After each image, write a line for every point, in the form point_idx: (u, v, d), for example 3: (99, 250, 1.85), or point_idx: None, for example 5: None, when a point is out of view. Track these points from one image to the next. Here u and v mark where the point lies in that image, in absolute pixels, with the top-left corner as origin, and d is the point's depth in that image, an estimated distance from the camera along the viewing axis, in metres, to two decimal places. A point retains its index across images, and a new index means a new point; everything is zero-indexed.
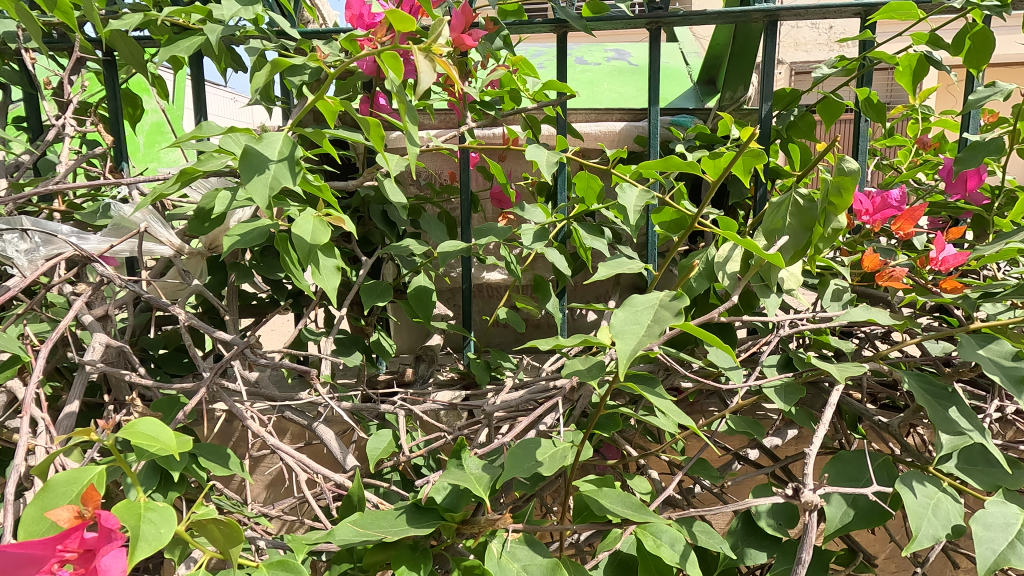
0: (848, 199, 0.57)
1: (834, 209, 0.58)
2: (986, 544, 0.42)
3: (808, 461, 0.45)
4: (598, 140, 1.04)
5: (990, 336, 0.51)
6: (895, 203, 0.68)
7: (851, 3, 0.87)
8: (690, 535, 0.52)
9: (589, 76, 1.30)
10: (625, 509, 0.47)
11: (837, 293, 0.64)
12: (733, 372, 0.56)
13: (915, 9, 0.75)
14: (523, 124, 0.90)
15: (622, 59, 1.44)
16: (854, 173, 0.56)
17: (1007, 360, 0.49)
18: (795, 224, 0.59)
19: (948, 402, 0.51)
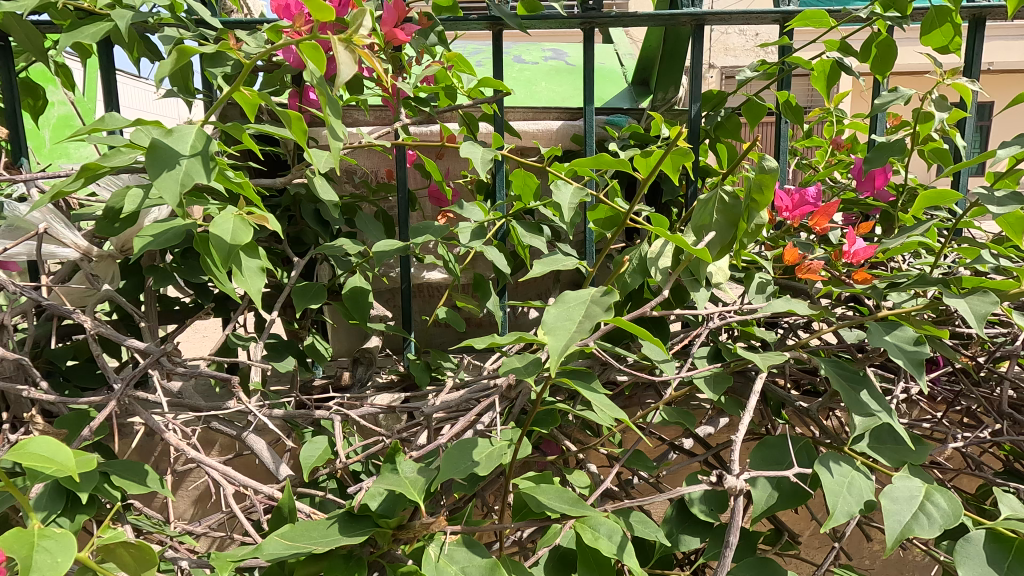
0: (769, 196, 0.59)
1: (756, 205, 0.60)
2: (894, 516, 0.45)
3: (735, 448, 0.47)
4: (534, 138, 1.05)
5: (896, 323, 0.54)
6: (811, 200, 0.71)
7: (771, 10, 0.91)
8: (627, 526, 0.53)
9: (527, 75, 1.31)
10: (564, 505, 0.47)
11: (761, 286, 0.67)
12: (665, 365, 0.58)
13: (826, 17, 0.80)
14: (460, 122, 0.88)
15: (559, 59, 1.46)
16: (774, 171, 0.58)
17: (910, 345, 0.53)
18: (721, 221, 0.61)
19: (860, 386, 0.54)
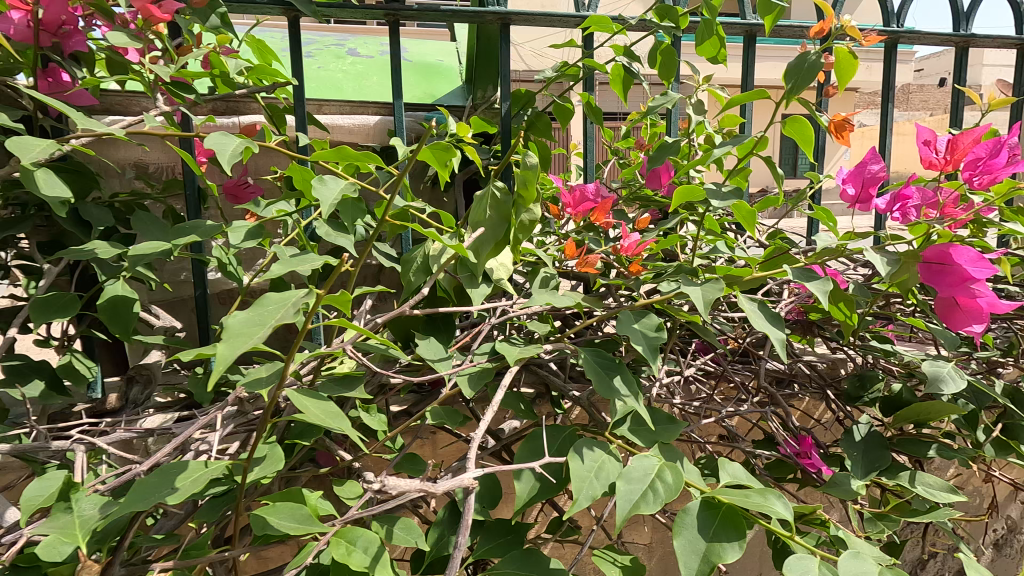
0: (533, 191, 0.60)
1: (523, 201, 0.61)
2: (625, 496, 0.48)
3: (473, 444, 0.47)
4: (352, 133, 1.01)
5: (644, 312, 0.58)
6: (593, 197, 0.74)
7: (571, 14, 0.95)
8: (389, 535, 0.52)
9: (358, 69, 1.28)
10: (293, 524, 0.44)
11: (545, 280, 0.69)
12: (439, 364, 0.59)
13: (610, 23, 0.84)
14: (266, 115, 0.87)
15: (397, 53, 1.43)
16: (536, 167, 0.59)
17: (652, 331, 0.56)
18: (494, 217, 0.61)
19: (615, 373, 0.57)
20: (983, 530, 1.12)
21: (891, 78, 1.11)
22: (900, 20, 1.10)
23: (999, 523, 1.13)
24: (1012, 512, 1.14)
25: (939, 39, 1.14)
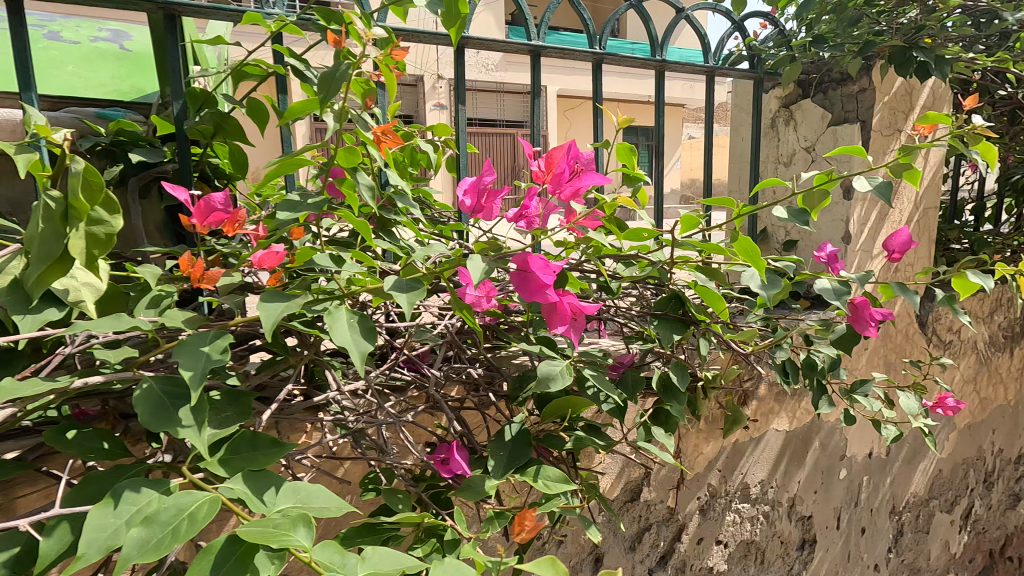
0: (92, 197, 0.52)
1: (84, 208, 0.52)
2: (135, 543, 0.43)
3: None
4: None
5: (216, 333, 0.54)
6: (225, 206, 0.67)
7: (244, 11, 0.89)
8: None
9: (48, 54, 1.05)
10: None
11: (154, 300, 0.64)
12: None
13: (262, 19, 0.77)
14: None
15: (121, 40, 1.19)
16: (87, 169, 0.51)
17: (215, 353, 0.52)
18: (48, 230, 0.52)
19: (180, 402, 0.53)
20: (688, 499, 1.27)
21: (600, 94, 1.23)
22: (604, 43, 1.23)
23: (701, 491, 1.29)
24: (712, 480, 1.30)
25: (640, 62, 1.28)
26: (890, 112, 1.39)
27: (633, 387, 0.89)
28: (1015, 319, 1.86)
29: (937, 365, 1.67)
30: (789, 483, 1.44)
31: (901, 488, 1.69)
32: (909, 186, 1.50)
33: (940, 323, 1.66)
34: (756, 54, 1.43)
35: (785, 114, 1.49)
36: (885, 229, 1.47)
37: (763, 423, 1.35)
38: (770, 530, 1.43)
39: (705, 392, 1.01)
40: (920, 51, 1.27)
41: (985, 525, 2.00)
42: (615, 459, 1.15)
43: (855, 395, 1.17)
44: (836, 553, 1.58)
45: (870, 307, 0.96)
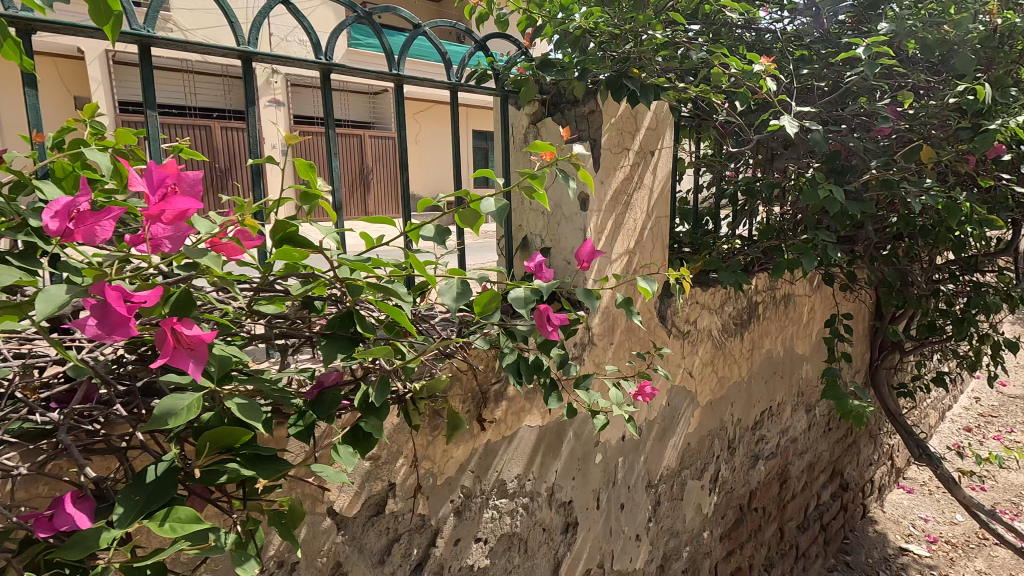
0: None
1: None
2: None
3: None
4: None
5: None
6: None
7: None
8: None
9: None
10: None
11: None
12: None
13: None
14: None
15: None
16: None
17: None
18: None
19: None
20: (439, 503, 1.30)
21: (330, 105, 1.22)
22: (331, 54, 1.21)
23: (455, 494, 1.33)
24: (465, 482, 1.35)
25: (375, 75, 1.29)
26: (617, 132, 1.55)
27: (330, 407, 0.87)
28: (742, 309, 2.20)
29: (677, 353, 1.91)
30: (546, 474, 1.55)
31: (654, 463, 1.91)
32: (641, 198, 1.68)
33: (678, 316, 1.90)
34: (500, 73, 1.53)
35: (534, 130, 1.58)
36: (621, 236, 1.63)
37: (515, 421, 1.43)
38: (530, 519, 1.53)
39: (415, 405, 1.01)
40: (629, 80, 1.44)
41: (731, 485, 2.35)
42: (352, 476, 1.13)
43: (579, 390, 1.29)
44: (597, 531, 1.73)
45: (551, 310, 1.01)
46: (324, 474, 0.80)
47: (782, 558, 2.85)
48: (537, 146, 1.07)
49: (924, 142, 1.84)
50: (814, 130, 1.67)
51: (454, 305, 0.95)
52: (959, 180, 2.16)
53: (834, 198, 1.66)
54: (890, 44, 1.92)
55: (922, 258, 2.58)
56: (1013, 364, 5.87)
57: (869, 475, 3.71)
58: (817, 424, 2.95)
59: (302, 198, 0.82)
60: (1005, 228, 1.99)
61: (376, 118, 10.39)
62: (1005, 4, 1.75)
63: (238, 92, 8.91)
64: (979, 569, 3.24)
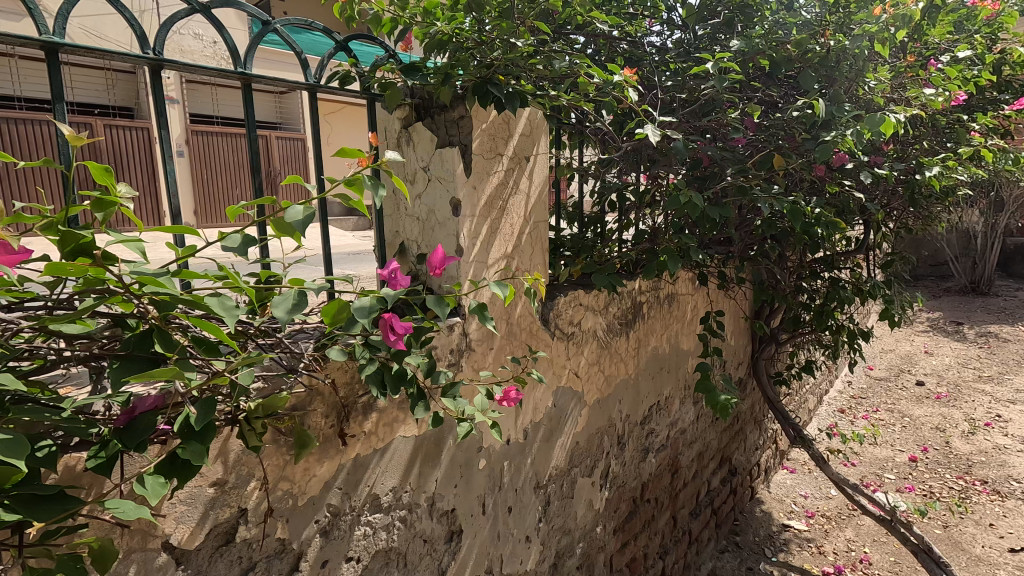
0: None
1: None
2: None
3: None
4: None
5: None
6: None
7: None
8: None
9: None
10: None
11: None
12: None
13: None
14: None
15: None
16: None
17: None
18: None
19: None
20: (301, 526, 1.21)
21: (163, 103, 1.13)
22: (161, 48, 1.13)
23: (320, 514, 1.25)
24: (332, 500, 1.27)
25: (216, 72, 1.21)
26: (489, 138, 1.54)
27: (141, 434, 0.80)
28: (627, 308, 2.25)
29: (560, 354, 1.92)
30: (426, 484, 1.50)
31: (542, 464, 1.93)
32: (517, 203, 1.69)
33: (561, 318, 1.91)
34: (365, 75, 1.49)
35: (406, 135, 1.57)
36: (497, 242, 1.63)
37: (388, 433, 1.38)
38: (410, 532, 1.47)
39: (251, 424, 1.00)
40: (494, 87, 1.46)
41: (623, 479, 2.43)
42: (191, 505, 1.03)
43: (446, 398, 1.31)
44: (485, 537, 1.71)
45: (394, 319, 1.07)
46: (117, 510, 0.72)
47: (675, 544, 2.99)
48: (345, 152, 0.96)
49: (776, 151, 2.02)
50: (676, 139, 1.79)
51: (285, 317, 0.90)
52: (811, 186, 2.38)
53: (696, 202, 1.78)
54: (744, 64, 2.12)
55: (787, 257, 2.82)
56: (876, 351, 6.57)
57: (755, 460, 4.00)
58: (705, 415, 3.13)
59: (94, 205, 0.80)
60: (848, 229, 2.21)
61: (282, 118, 9.88)
62: (839, 28, 1.96)
63: (122, 87, 8.18)
64: (848, 538, 3.57)
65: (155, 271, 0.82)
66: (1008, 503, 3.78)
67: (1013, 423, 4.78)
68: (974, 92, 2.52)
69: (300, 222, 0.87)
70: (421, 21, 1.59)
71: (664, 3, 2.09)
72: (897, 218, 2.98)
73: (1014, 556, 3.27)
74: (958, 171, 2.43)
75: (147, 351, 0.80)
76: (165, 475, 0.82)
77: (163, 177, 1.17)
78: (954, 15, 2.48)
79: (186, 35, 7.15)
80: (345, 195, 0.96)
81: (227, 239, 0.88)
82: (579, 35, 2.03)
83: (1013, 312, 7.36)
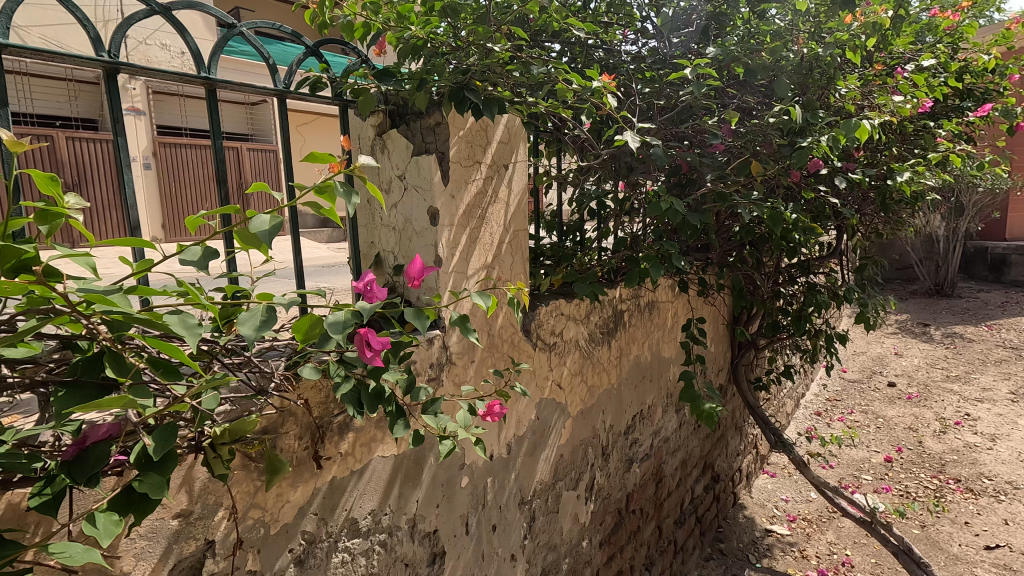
0: None
1: None
2: None
3: None
4: None
5: None
6: None
7: None
8: None
9: None
10: None
11: None
12: None
13: None
14: None
15: None
16: None
17: None
18: None
19: None
20: (273, 556, 1.14)
21: (119, 109, 1.06)
22: (117, 51, 1.06)
23: (294, 542, 1.18)
24: (307, 527, 1.20)
25: (178, 77, 1.15)
26: (466, 145, 1.51)
27: (90, 467, 0.73)
28: (608, 318, 2.22)
29: (543, 365, 1.88)
30: (406, 505, 1.43)
31: (526, 479, 1.88)
32: (495, 212, 1.65)
33: (543, 328, 1.87)
34: (337, 81, 1.44)
35: (380, 142, 1.52)
36: (477, 251, 1.58)
37: (365, 453, 1.31)
38: (390, 557, 1.40)
39: (216, 451, 0.93)
40: (471, 92, 1.42)
41: (607, 491, 2.39)
42: (152, 540, 0.95)
43: (426, 415, 1.26)
44: (468, 558, 1.65)
45: (370, 334, 1.02)
46: (61, 555, 0.65)
47: (661, 554, 2.97)
48: (315, 157, 0.91)
49: (754, 157, 2.04)
50: (655, 145, 1.78)
51: (253, 335, 0.83)
52: (786, 192, 2.40)
53: (677, 208, 1.77)
54: (719, 71, 2.14)
55: (765, 262, 2.84)
56: (849, 353, 6.70)
57: (737, 465, 4.01)
58: (687, 423, 3.12)
59: (37, 217, 0.73)
60: (824, 234, 2.23)
61: (253, 129, 9.71)
62: (810, 37, 1.98)
63: (85, 98, 7.93)
64: (830, 540, 3.58)
65: (106, 288, 0.75)
66: (982, 501, 3.85)
67: (981, 421, 4.90)
68: (940, 100, 2.59)
69: (267, 232, 0.81)
70: (394, 26, 1.55)
71: (638, 12, 2.10)
72: (868, 223, 3.04)
73: (990, 553, 3.33)
74: (927, 176, 2.48)
75: (97, 377, 0.74)
76: (120, 511, 0.75)
77: (120, 187, 1.10)
78: (918, 25, 2.55)
79: (153, 45, 7.01)
80: (315, 203, 0.90)
81: (186, 251, 0.81)
82: (555, 43, 2.03)
83: (975, 313, 7.59)
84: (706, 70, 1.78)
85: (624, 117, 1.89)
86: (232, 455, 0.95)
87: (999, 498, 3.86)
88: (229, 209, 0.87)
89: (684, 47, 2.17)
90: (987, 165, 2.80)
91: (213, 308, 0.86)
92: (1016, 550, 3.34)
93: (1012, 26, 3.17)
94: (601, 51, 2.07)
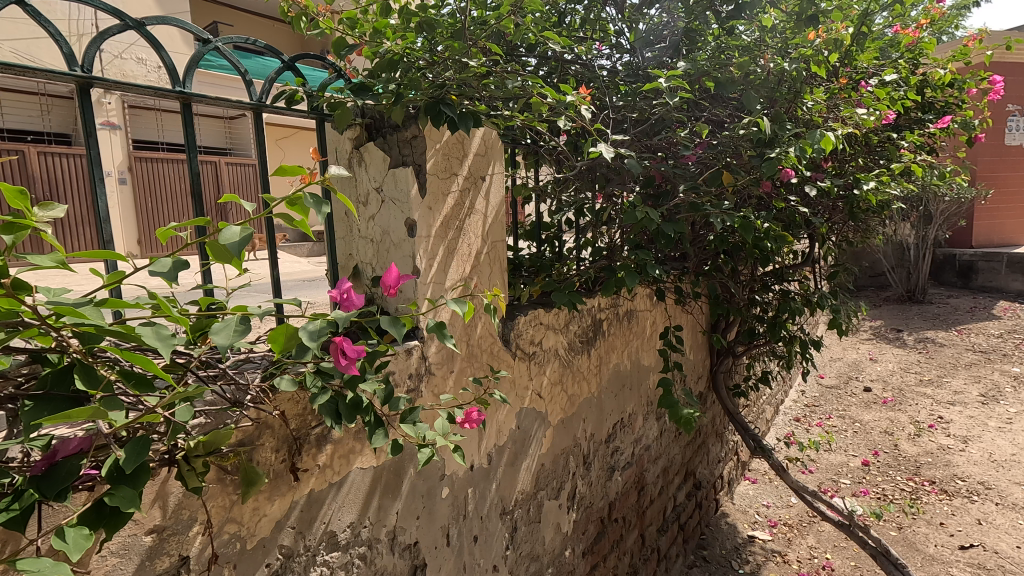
0: None
1: None
2: None
3: None
4: None
5: None
6: None
7: None
8: None
9: None
10: None
11: None
12: None
13: None
14: None
15: None
16: None
17: None
18: None
19: None
20: (251, 570, 1.13)
21: (93, 124, 1.06)
22: (90, 66, 1.07)
23: (271, 557, 1.16)
24: (284, 541, 1.19)
25: (153, 91, 1.15)
26: (443, 158, 1.53)
27: (60, 482, 0.73)
28: (587, 326, 2.25)
29: (522, 375, 1.90)
30: (385, 517, 1.43)
31: (507, 488, 1.88)
32: (473, 223, 1.67)
33: (522, 338, 1.89)
34: (313, 94, 1.44)
35: (357, 156, 1.54)
36: (455, 262, 1.60)
37: (344, 465, 1.31)
38: (369, 569, 1.39)
39: (190, 464, 0.93)
40: (446, 106, 1.43)
41: (589, 499, 2.40)
42: (125, 557, 0.94)
43: (405, 425, 1.25)
44: (450, 569, 1.64)
45: (345, 343, 1.02)
46: (31, 570, 0.64)
47: (644, 563, 2.97)
48: (286, 170, 0.91)
49: (725, 168, 2.10)
50: (629, 157, 1.79)
51: (226, 344, 0.83)
52: (759, 202, 2.48)
53: (651, 216, 1.81)
54: (691, 84, 2.20)
55: (741, 270, 2.90)
56: (827, 360, 6.84)
57: (718, 472, 4.05)
58: (668, 430, 3.14)
59: (2, 228, 0.72)
60: (795, 241, 2.29)
61: (231, 143, 9.64)
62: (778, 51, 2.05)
63: (57, 112, 7.79)
64: (810, 544, 3.63)
65: (76, 299, 0.75)
66: (955, 501, 3.94)
67: (954, 423, 5.03)
68: (901, 113, 2.70)
69: (236, 243, 0.81)
70: (371, 41, 1.57)
71: (611, 28, 2.17)
72: (839, 230, 3.13)
73: (964, 553, 3.40)
74: (891, 185, 2.56)
75: (67, 390, 0.74)
76: (90, 526, 0.75)
77: (93, 201, 1.09)
78: (880, 41, 2.65)
79: (128, 59, 6.97)
80: (286, 215, 0.90)
81: (157, 263, 0.82)
82: (532, 57, 2.08)
83: (946, 318, 7.80)
84: (678, 81, 1.81)
85: (599, 130, 1.88)
86: (207, 468, 0.96)
87: (972, 499, 3.95)
88: (201, 222, 0.88)
89: (656, 62, 2.24)
90: (948, 174, 2.90)
91: (185, 319, 0.85)
92: (989, 549, 3.42)
93: (970, 42, 3.30)
94: (577, 64, 2.12)
